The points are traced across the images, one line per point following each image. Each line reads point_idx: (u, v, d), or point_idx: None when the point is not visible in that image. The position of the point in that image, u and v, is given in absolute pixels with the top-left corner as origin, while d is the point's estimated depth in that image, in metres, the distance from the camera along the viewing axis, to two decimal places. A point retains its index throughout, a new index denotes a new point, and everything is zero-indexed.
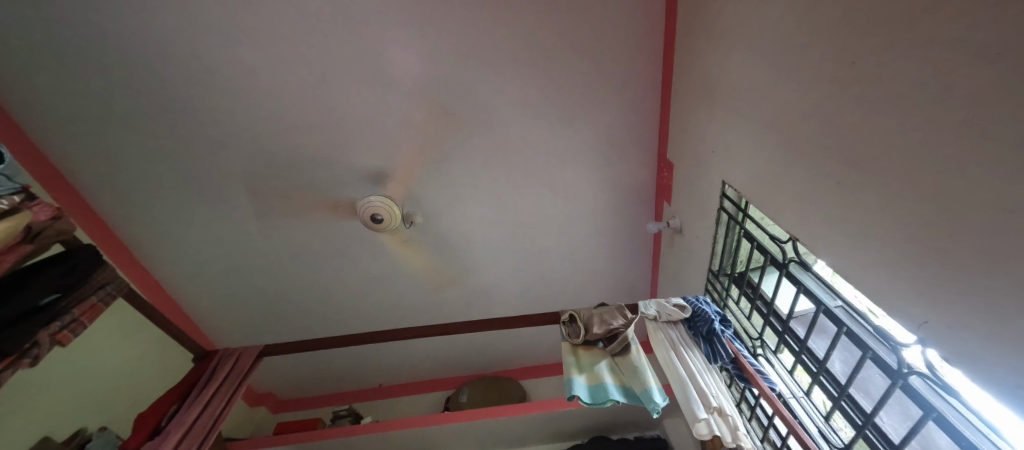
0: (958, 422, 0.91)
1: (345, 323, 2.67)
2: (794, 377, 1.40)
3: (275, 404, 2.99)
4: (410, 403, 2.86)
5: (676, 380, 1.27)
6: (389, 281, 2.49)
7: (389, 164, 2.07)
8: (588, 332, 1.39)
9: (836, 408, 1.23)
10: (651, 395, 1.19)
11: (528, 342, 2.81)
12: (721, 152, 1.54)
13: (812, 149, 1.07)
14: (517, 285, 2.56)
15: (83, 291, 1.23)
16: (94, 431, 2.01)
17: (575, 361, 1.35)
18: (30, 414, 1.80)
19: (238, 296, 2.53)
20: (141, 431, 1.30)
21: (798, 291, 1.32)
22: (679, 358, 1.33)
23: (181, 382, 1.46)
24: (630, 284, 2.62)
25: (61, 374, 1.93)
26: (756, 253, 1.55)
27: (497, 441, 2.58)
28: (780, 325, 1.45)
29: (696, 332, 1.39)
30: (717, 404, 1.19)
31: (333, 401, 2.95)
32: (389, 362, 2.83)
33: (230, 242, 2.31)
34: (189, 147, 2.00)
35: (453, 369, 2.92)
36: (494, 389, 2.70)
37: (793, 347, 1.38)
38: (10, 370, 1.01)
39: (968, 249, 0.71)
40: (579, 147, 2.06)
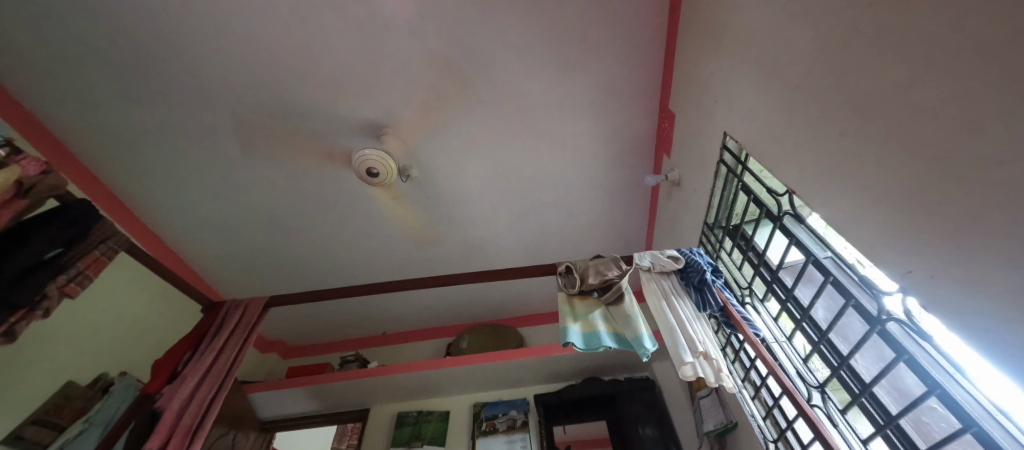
0: (928, 364, 0.98)
1: (347, 273, 2.74)
2: (778, 323, 1.48)
3: (285, 350, 3.15)
4: (413, 349, 3.01)
5: (665, 327, 1.32)
6: (388, 232, 2.51)
7: (382, 115, 2.00)
8: (583, 283, 1.44)
9: (815, 350, 1.31)
10: (641, 341, 1.25)
11: (526, 292, 2.90)
12: (724, 104, 1.49)
13: (817, 103, 1.04)
14: (515, 237, 2.59)
15: (85, 246, 1.24)
16: (115, 377, 2.13)
17: (570, 310, 1.41)
18: (52, 361, 1.89)
19: (239, 248, 2.56)
20: (161, 375, 1.39)
21: (790, 243, 1.35)
22: (670, 306, 1.38)
23: (193, 331, 1.53)
24: (627, 235, 2.66)
25: (74, 325, 2.00)
26: (752, 206, 1.56)
27: (496, 382, 2.76)
28: (770, 275, 1.49)
29: (688, 282, 1.44)
30: (703, 349, 1.25)
31: (340, 347, 3.11)
32: (392, 312, 2.94)
33: (225, 195, 2.29)
34: (171, 97, 1.91)
35: (453, 317, 3.04)
36: (494, 336, 2.84)
37: (780, 295, 1.43)
38: (24, 322, 1.08)
39: (960, 209, 0.71)
40: (579, 97, 1.99)
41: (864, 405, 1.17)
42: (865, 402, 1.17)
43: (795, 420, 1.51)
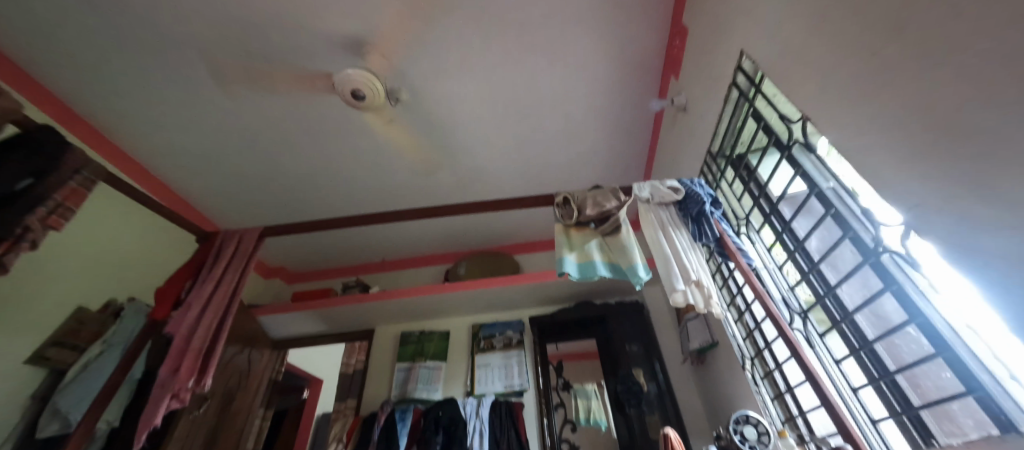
0: (915, 295, 1.00)
1: (341, 202, 2.72)
2: (771, 253, 1.50)
3: (287, 276, 3.24)
4: (412, 274, 3.09)
5: (660, 256, 1.34)
6: (380, 160, 2.43)
7: (363, 32, 1.81)
8: (581, 214, 1.42)
9: (804, 280, 1.34)
10: (636, 271, 1.26)
11: (522, 221, 2.90)
12: (745, 20, 1.35)
13: (848, 23, 0.93)
14: (511, 165, 2.53)
15: (60, 176, 1.17)
16: (124, 302, 2.20)
17: (567, 241, 1.41)
18: (55, 290, 1.96)
19: (227, 176, 2.50)
20: (164, 302, 1.42)
21: (795, 174, 1.31)
22: (666, 236, 1.38)
23: (190, 260, 1.54)
24: (626, 162, 2.59)
25: (69, 256, 2.03)
26: (760, 135, 1.49)
27: (493, 305, 2.88)
28: (769, 206, 1.47)
29: (686, 213, 1.42)
30: (696, 277, 1.26)
31: (341, 273, 3.19)
32: (389, 240, 2.96)
33: (204, 121, 2.17)
34: (125, 11, 1.70)
35: (450, 244, 3.07)
36: (490, 263, 2.90)
37: (776, 227, 1.43)
38: (12, 254, 1.06)
39: (991, 148, 0.67)
40: (582, 10, 1.79)
41: (844, 331, 1.23)
42: (845, 328, 1.23)
43: (775, 340, 1.61)
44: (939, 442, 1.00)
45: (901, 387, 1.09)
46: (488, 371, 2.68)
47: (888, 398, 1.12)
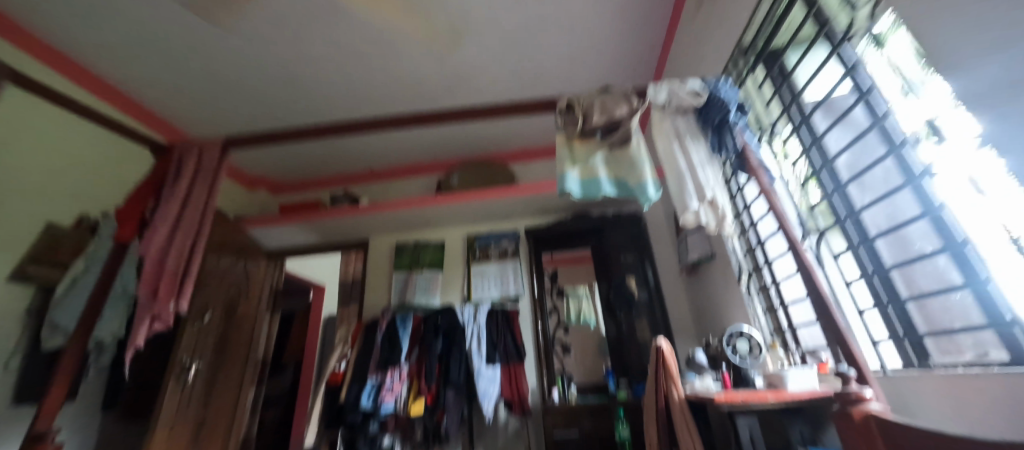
0: (955, 223, 0.90)
1: (320, 104, 2.47)
2: (793, 169, 1.37)
3: (273, 188, 3.12)
4: (403, 185, 2.96)
5: (673, 170, 1.21)
6: (357, 55, 2.13)
7: None
8: (586, 122, 1.25)
9: (825, 200, 1.24)
10: (646, 189, 1.16)
11: (518, 128, 2.68)
12: None
13: None
14: (506, 62, 2.24)
15: None
16: (98, 218, 2.10)
17: (569, 153, 1.25)
18: (19, 207, 1.82)
19: (186, 75, 2.21)
20: (129, 222, 1.31)
21: (844, 77, 1.12)
22: (682, 148, 1.23)
23: (148, 177, 1.39)
24: (635, 58, 2.29)
25: (23, 169, 1.86)
26: (808, 26, 1.26)
27: (487, 216, 2.81)
28: (802, 116, 1.30)
29: (706, 121, 1.25)
30: (711, 196, 1.15)
31: (328, 184, 3.05)
32: (375, 150, 2.76)
33: (142, 8, 1.83)
34: None
35: (441, 154, 2.88)
36: (484, 173, 2.75)
37: (806, 140, 1.28)
38: None
39: None
40: None
41: (858, 254, 1.15)
42: (861, 252, 1.15)
43: (777, 259, 1.57)
44: (933, 364, 0.99)
45: (910, 314, 1.04)
46: (484, 280, 2.72)
47: (891, 323, 1.07)
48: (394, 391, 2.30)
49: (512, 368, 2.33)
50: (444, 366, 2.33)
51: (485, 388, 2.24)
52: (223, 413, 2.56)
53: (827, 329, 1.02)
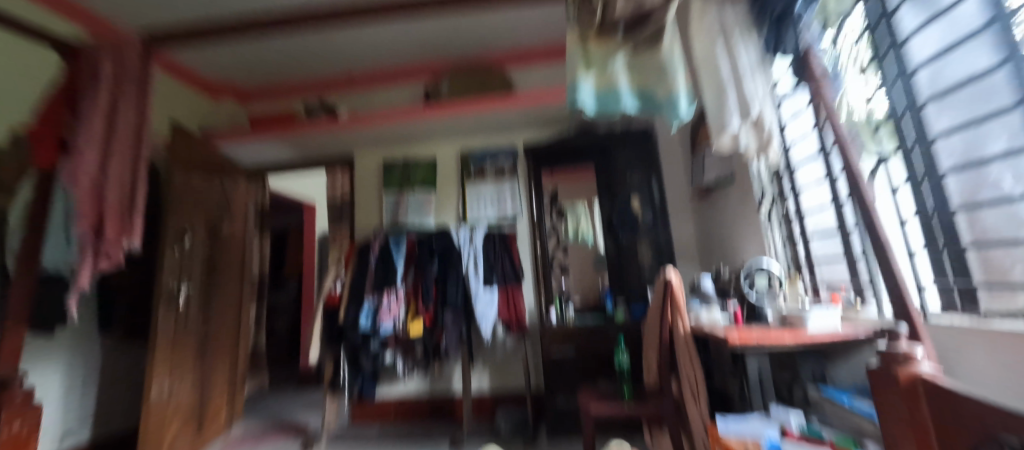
0: None
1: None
2: (857, 81, 1.15)
3: (240, 95, 2.79)
4: (387, 94, 2.64)
5: (715, 83, 0.94)
6: None
7: None
8: (607, 13, 0.96)
9: (891, 122, 1.05)
10: (676, 107, 0.97)
11: (515, 24, 2.28)
12: None
13: None
14: None
15: None
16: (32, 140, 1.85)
17: (584, 55, 1.02)
18: None
19: None
20: (43, 142, 1.18)
21: None
22: (728, 47, 0.96)
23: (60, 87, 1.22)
24: None
25: None
26: None
27: (481, 130, 2.55)
28: (888, 12, 1.05)
29: (764, 11, 0.96)
30: (757, 112, 0.92)
31: (301, 91, 2.71)
32: (351, 51, 2.39)
33: None
34: None
35: (427, 56, 2.51)
36: (477, 81, 2.42)
37: (885, 45, 1.05)
38: None
39: None
40: None
41: (920, 190, 1.00)
42: (924, 188, 1.00)
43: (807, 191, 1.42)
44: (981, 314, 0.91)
45: (967, 260, 0.93)
46: (479, 200, 2.56)
47: (943, 269, 0.98)
48: (391, 312, 2.24)
49: (510, 290, 2.28)
50: (442, 288, 2.27)
51: (484, 310, 2.21)
52: (225, 330, 2.57)
53: (881, 269, 0.85)
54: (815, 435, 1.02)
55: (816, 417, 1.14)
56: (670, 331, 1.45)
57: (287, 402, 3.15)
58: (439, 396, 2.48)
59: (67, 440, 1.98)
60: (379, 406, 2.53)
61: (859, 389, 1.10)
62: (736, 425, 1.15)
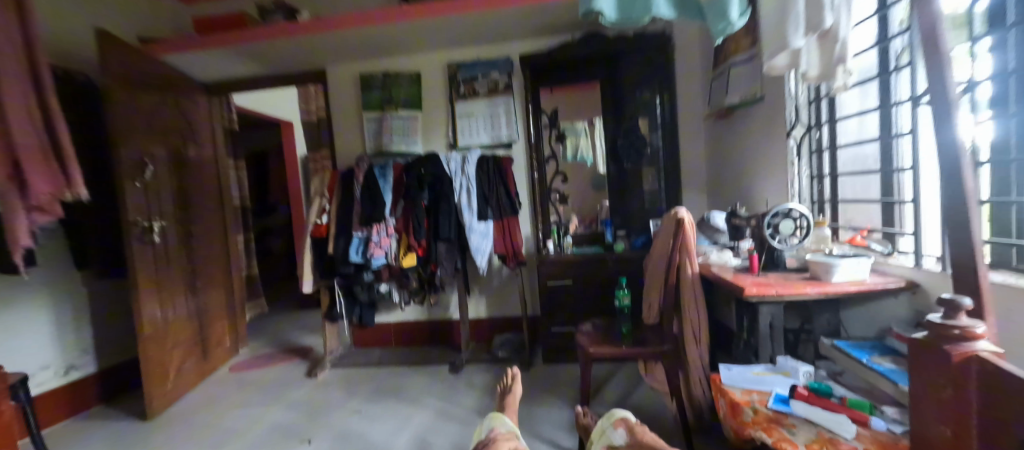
0: None
1: None
2: None
3: None
4: None
5: None
6: None
7: None
8: None
9: (990, 38, 0.85)
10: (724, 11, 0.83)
11: None
12: None
13: None
14: None
15: None
16: None
17: None
18: None
19: None
20: None
21: None
22: None
23: None
24: None
25: None
26: None
27: (471, 38, 2.20)
28: None
29: None
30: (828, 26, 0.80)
31: None
32: None
33: None
34: None
35: None
36: None
37: None
38: None
39: None
40: None
41: (1006, 127, 0.83)
42: (1011, 124, 0.82)
43: (847, 119, 1.30)
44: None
45: None
46: (472, 122, 2.31)
47: (1008, 222, 0.86)
48: (382, 246, 2.14)
49: (506, 222, 2.15)
50: (434, 220, 2.12)
51: (478, 243, 2.11)
52: (215, 261, 2.50)
53: None
54: (827, 393, 0.97)
55: (827, 369, 1.09)
56: (678, 274, 1.35)
57: (288, 324, 3.20)
58: (438, 322, 2.49)
59: (72, 373, 2.03)
60: (379, 331, 2.54)
61: (879, 343, 1.04)
62: (740, 375, 1.11)
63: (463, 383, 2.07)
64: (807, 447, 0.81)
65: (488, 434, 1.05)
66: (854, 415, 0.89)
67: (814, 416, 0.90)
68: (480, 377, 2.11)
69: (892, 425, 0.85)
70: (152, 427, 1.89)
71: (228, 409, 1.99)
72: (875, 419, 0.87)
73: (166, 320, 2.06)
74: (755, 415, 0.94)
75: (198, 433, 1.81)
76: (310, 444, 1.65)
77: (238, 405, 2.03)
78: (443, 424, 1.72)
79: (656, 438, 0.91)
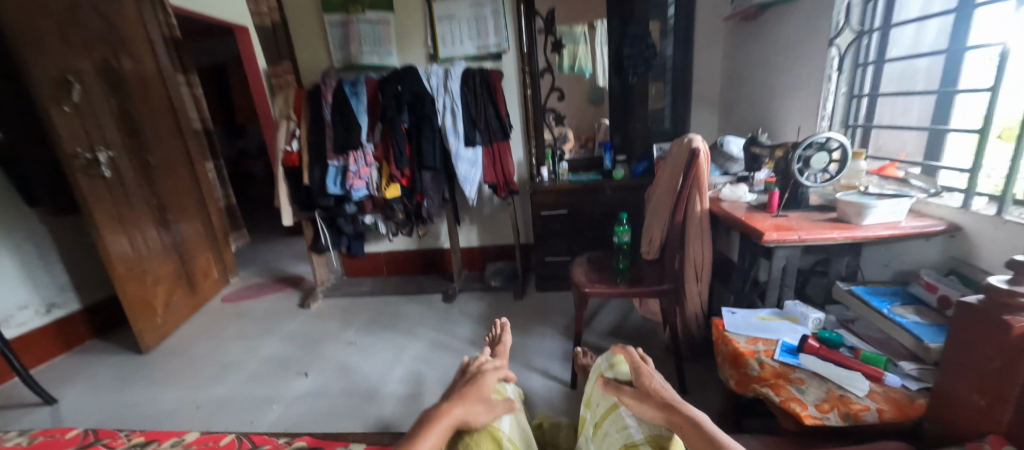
0: None
1: None
2: None
3: None
4: None
5: None
6: None
7: None
8: None
9: None
10: None
11: None
12: None
13: None
14: None
15: None
16: None
17: None
18: None
19: None
20: None
21: None
22: None
23: None
24: None
25: None
26: None
27: None
28: None
29: None
30: None
31: None
32: None
33: None
34: None
35: None
36: None
37: None
38: None
39: None
40: None
41: None
42: None
43: (905, 24, 1.13)
44: None
45: None
46: (453, 27, 1.98)
47: None
48: (362, 176, 1.96)
49: (496, 147, 1.96)
50: (416, 146, 1.92)
51: (466, 172, 1.93)
52: (185, 192, 2.32)
53: None
54: (838, 344, 0.90)
55: (837, 315, 1.01)
56: (683, 212, 1.22)
57: (277, 252, 3.12)
58: (429, 251, 2.41)
59: (55, 311, 1.96)
60: (369, 260, 2.47)
61: (900, 290, 0.95)
62: (744, 323, 1.04)
63: (457, 312, 2.04)
64: (817, 408, 0.76)
65: (472, 365, 0.90)
66: (868, 371, 0.82)
67: (824, 371, 0.83)
68: (475, 306, 2.08)
69: (908, 382, 0.78)
70: (146, 360, 1.87)
71: (221, 342, 1.97)
72: (890, 375, 0.80)
73: (140, 254, 1.93)
74: (760, 371, 0.87)
75: (192, 367, 1.79)
76: (307, 376, 1.65)
77: (231, 337, 2.01)
78: (439, 355, 1.71)
79: (665, 388, 0.69)
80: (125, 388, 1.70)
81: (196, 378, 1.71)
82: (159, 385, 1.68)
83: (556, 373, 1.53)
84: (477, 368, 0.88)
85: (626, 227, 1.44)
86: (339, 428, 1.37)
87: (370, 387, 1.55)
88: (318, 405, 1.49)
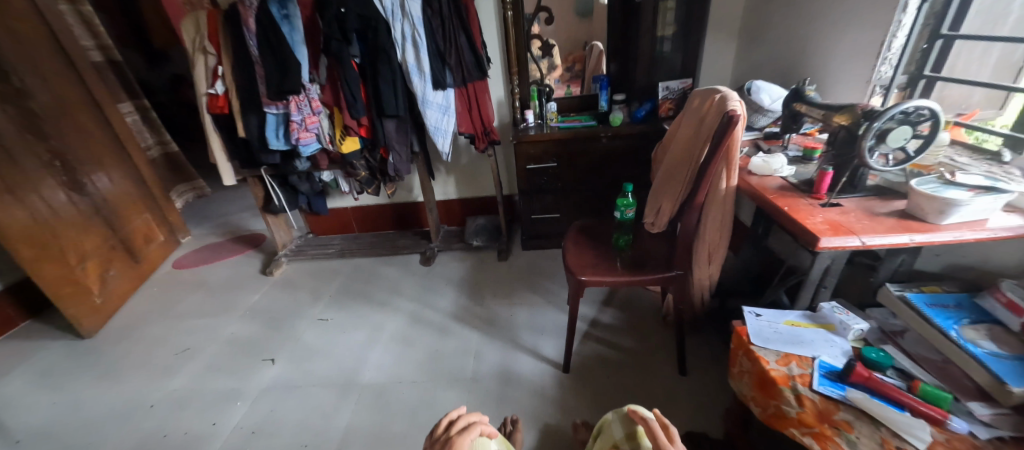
0: None
1: None
2: None
3: None
4: None
5: None
6: None
7: None
8: None
9: None
10: None
11: None
12: None
13: None
14: None
15: None
16: None
17: None
18: None
19: None
20: None
21: None
22: None
23: None
24: None
25: None
26: None
27: None
28: None
29: None
30: None
31: None
32: None
33: None
34: None
35: None
36: None
37: None
38: None
39: None
40: None
41: None
42: None
43: None
44: None
45: None
46: None
47: None
48: (310, 127, 1.61)
49: (471, 88, 1.63)
50: (373, 87, 1.56)
51: (436, 121, 1.60)
52: (99, 145, 1.93)
53: None
54: (886, 366, 0.76)
55: (880, 322, 0.86)
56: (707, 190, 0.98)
57: (233, 202, 2.80)
58: (401, 205, 2.16)
59: None
60: (335, 216, 2.21)
61: (965, 302, 0.79)
62: (772, 332, 0.88)
63: (437, 277, 1.87)
64: None
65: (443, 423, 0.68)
66: (926, 412, 0.67)
67: (873, 411, 0.69)
68: (456, 269, 1.90)
69: (976, 428, 0.65)
70: (90, 345, 1.68)
71: (175, 320, 1.77)
72: (955, 418, 0.66)
73: (50, 228, 1.62)
74: (799, 412, 0.73)
75: (144, 353, 1.61)
76: (274, 363, 1.49)
77: (186, 314, 1.81)
78: (419, 332, 1.57)
79: None
80: (69, 380, 1.52)
81: (148, 367, 1.53)
82: (106, 377, 1.51)
83: (547, 352, 1.42)
84: (447, 432, 0.63)
85: (631, 201, 1.20)
86: (312, 429, 1.25)
87: (344, 376, 1.42)
88: (288, 400, 1.35)
